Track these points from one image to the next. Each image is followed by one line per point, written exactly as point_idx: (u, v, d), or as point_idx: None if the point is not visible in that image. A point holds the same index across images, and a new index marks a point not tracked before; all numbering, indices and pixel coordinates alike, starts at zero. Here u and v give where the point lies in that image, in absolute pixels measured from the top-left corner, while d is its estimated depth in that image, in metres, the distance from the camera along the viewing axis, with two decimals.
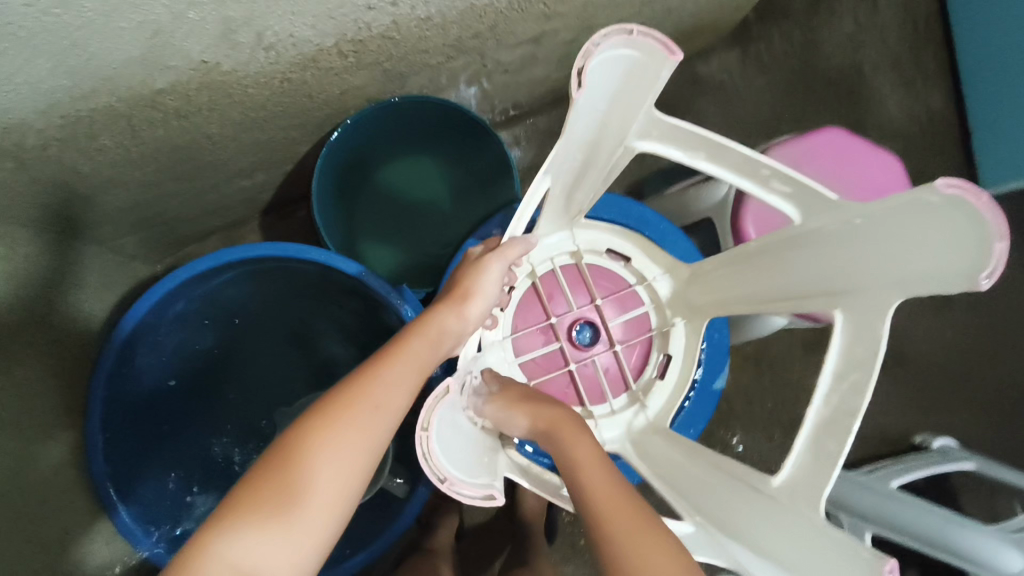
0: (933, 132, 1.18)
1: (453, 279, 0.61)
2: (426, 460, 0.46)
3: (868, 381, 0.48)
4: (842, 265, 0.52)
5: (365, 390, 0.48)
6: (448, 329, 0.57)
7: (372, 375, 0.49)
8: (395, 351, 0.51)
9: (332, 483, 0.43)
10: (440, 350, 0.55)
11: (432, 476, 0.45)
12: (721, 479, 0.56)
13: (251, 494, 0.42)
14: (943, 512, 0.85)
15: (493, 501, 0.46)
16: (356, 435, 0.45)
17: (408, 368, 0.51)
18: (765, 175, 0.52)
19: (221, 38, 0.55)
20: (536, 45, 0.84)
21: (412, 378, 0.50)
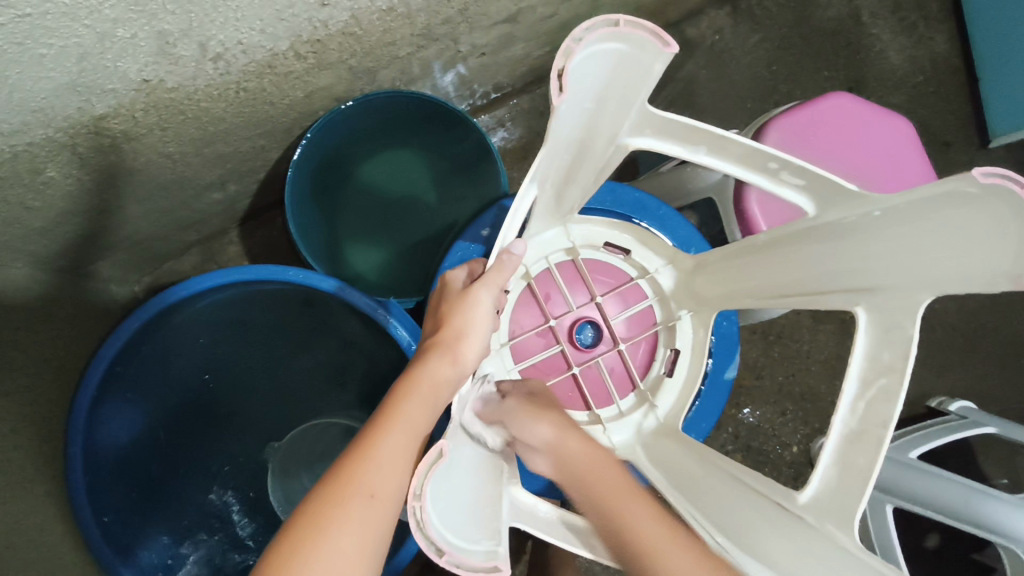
0: (939, 79, 1.12)
1: (438, 319, 0.52)
2: (420, 532, 0.40)
3: (898, 388, 0.44)
4: (864, 259, 0.48)
5: (354, 479, 0.39)
6: (443, 380, 0.47)
7: (361, 456, 0.40)
8: (384, 421, 0.43)
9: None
10: (438, 409, 0.46)
11: (430, 550, 0.40)
12: (740, 490, 0.53)
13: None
14: (964, 482, 0.83)
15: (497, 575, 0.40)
16: (350, 543, 0.36)
17: (404, 441, 0.42)
18: (773, 169, 0.47)
19: (160, 54, 0.50)
20: (513, 24, 0.77)
21: (409, 453, 0.42)
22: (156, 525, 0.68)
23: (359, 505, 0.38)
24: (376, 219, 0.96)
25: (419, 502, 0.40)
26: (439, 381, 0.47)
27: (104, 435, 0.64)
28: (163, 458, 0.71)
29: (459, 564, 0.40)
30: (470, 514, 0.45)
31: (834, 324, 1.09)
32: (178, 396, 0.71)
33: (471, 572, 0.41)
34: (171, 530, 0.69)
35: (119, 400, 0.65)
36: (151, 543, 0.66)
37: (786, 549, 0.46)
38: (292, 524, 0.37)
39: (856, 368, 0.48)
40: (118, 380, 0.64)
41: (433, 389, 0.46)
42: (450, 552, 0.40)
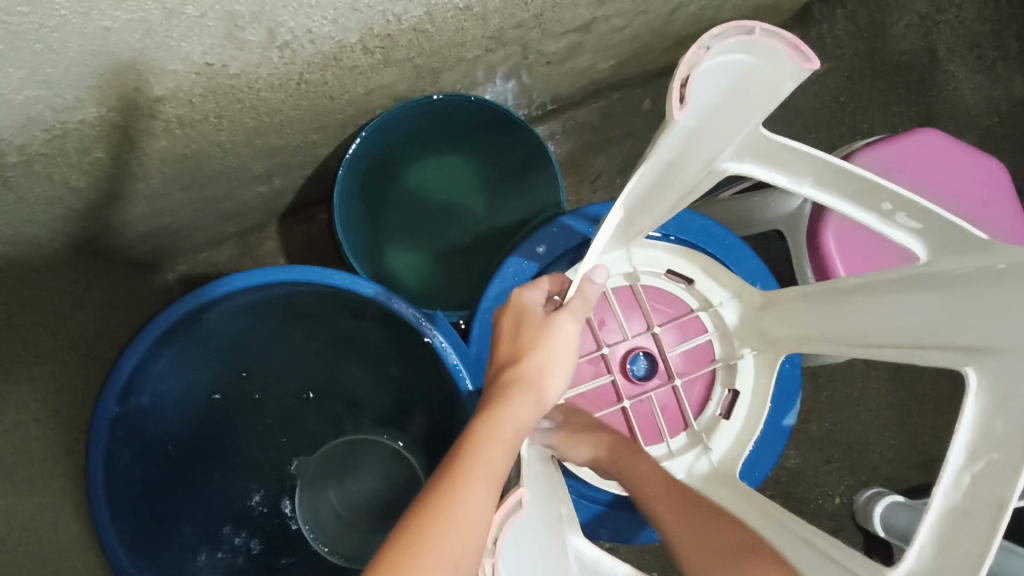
0: (1015, 123, 1.06)
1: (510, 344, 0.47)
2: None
3: (1016, 467, 0.38)
4: (979, 315, 0.43)
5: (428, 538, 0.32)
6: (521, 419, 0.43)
7: (433, 513, 0.33)
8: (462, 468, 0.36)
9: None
10: (517, 453, 0.40)
11: None
12: (815, 559, 0.46)
13: None
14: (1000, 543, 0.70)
15: None
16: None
17: (482, 495, 0.35)
18: (887, 209, 0.42)
19: (227, 38, 0.47)
20: (584, 33, 0.74)
21: (484, 501, 0.35)
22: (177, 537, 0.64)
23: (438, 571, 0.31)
24: (419, 225, 0.92)
25: (492, 559, 0.35)
26: (520, 423, 0.42)
27: (129, 435, 0.60)
28: (187, 463, 0.67)
29: None
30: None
31: (887, 372, 1.03)
32: (207, 397, 0.68)
33: None
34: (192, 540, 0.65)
35: (146, 398, 0.61)
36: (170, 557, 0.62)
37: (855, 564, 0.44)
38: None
39: (964, 439, 0.42)
40: (148, 375, 0.60)
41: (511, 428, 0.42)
42: None
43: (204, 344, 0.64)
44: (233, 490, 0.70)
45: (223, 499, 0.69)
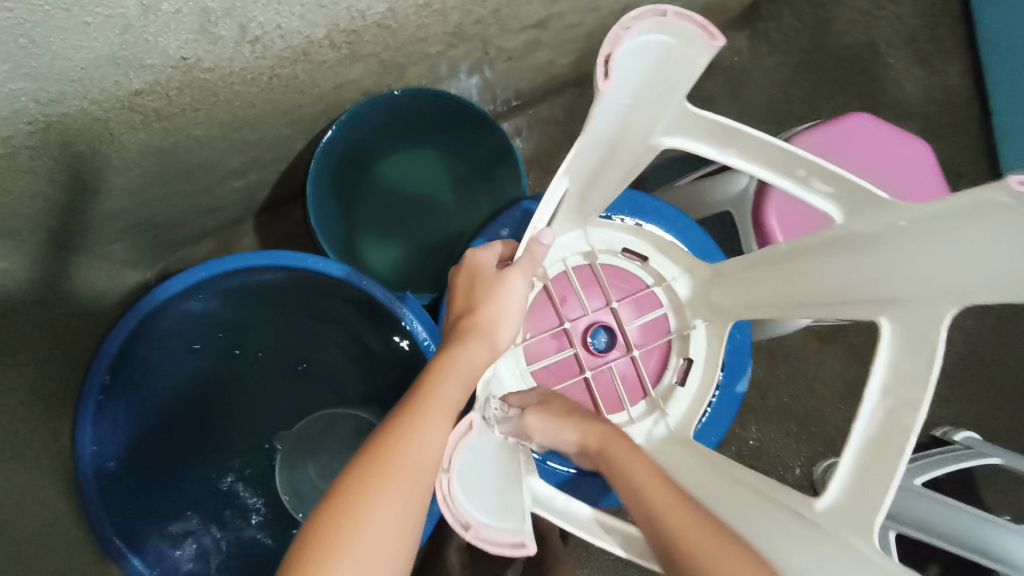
0: (952, 110, 1.13)
1: (467, 301, 0.52)
2: (447, 505, 0.44)
3: (919, 398, 0.44)
4: (888, 270, 0.48)
5: (389, 455, 0.40)
6: (476, 362, 0.48)
7: (394, 438, 0.41)
8: (420, 403, 0.43)
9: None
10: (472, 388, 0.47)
11: (456, 522, 0.43)
12: (756, 501, 0.52)
13: (308, 548, 0.35)
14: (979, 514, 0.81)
15: (523, 550, 0.43)
16: (388, 523, 0.37)
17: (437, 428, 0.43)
18: (802, 175, 0.47)
19: (201, 32, 0.50)
20: (541, 29, 0.78)
21: (441, 422, 0.43)
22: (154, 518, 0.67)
23: (399, 481, 0.39)
24: (391, 219, 0.96)
25: (447, 474, 0.44)
26: (473, 365, 0.48)
27: (112, 420, 0.64)
28: (167, 449, 0.70)
29: (485, 539, 0.44)
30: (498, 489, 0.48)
31: (840, 347, 1.09)
32: (186, 387, 0.71)
33: (495, 546, 0.43)
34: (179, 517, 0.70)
35: (127, 383, 0.65)
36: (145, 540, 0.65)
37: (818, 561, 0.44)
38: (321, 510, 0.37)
39: (878, 379, 0.47)
40: (126, 363, 0.64)
41: (466, 371, 0.47)
42: (475, 528, 0.44)
43: (179, 332, 0.68)
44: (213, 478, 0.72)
45: (202, 483, 0.72)
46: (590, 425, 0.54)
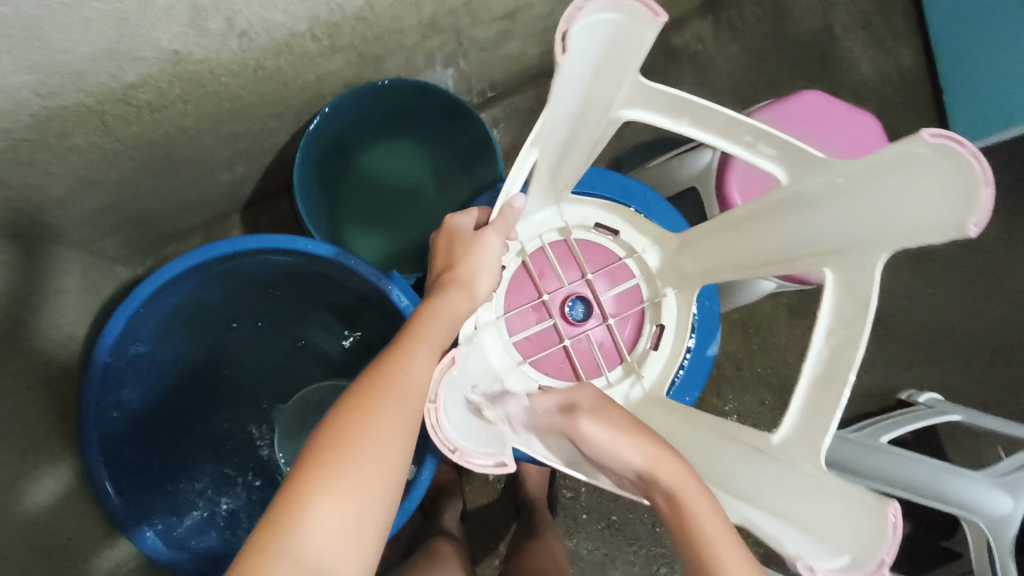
0: (906, 90, 1.19)
1: (449, 258, 0.55)
2: (434, 432, 0.52)
3: (859, 337, 0.48)
4: (830, 225, 0.53)
5: (386, 380, 0.43)
6: (458, 312, 0.52)
7: (388, 365, 0.44)
8: (410, 338, 0.47)
9: (375, 508, 0.38)
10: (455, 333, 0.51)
11: (445, 447, 0.52)
12: (723, 445, 0.57)
13: (320, 461, 0.38)
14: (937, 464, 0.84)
15: (503, 468, 0.51)
16: (389, 436, 0.40)
17: (426, 356, 0.46)
18: (749, 140, 0.52)
19: (191, 26, 0.54)
20: (511, 20, 0.83)
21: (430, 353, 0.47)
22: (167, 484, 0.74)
23: (395, 399, 0.42)
24: (375, 208, 1.00)
25: (434, 404, 0.52)
26: (456, 313, 0.52)
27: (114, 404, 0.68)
28: (171, 421, 0.77)
29: (470, 459, 0.52)
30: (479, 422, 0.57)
31: (809, 319, 1.15)
32: (184, 364, 0.77)
33: (479, 466, 0.52)
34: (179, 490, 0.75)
35: (126, 372, 0.69)
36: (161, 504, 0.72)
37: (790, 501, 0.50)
38: (325, 425, 0.40)
39: (825, 322, 0.51)
40: (125, 350, 0.67)
41: (448, 319, 0.51)
42: (461, 450, 0.52)
43: (173, 319, 0.72)
44: (219, 444, 0.80)
45: (209, 448, 0.79)
46: (668, 457, 0.49)
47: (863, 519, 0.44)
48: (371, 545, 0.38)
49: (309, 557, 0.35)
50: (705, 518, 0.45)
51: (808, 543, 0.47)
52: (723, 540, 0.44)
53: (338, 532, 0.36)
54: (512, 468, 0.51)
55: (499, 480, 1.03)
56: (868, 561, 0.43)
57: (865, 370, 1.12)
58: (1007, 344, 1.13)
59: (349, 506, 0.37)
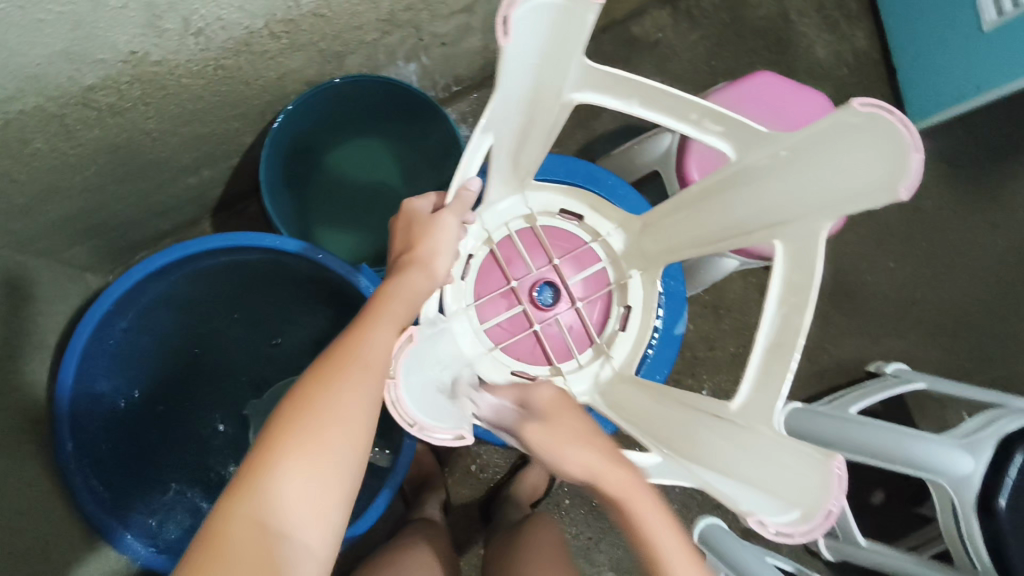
0: (862, 71, 1.22)
1: (405, 239, 0.56)
2: (393, 407, 0.50)
3: (807, 302, 0.50)
4: (778, 197, 0.55)
5: (346, 358, 0.46)
6: (417, 291, 0.53)
7: (348, 343, 0.47)
8: (370, 315, 0.49)
9: (340, 476, 0.42)
10: (414, 311, 0.53)
11: (403, 421, 0.49)
12: (686, 415, 0.60)
13: (280, 434, 0.42)
14: (901, 429, 0.80)
15: (462, 440, 0.50)
16: (349, 411, 0.43)
17: (385, 333, 0.48)
18: (695, 118, 0.54)
19: (148, 27, 0.55)
20: (470, 14, 0.84)
21: (392, 329, 0.49)
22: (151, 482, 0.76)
23: (356, 375, 0.45)
24: (346, 206, 1.01)
25: (393, 381, 0.49)
26: (416, 291, 0.53)
27: (89, 409, 0.69)
28: (153, 419, 0.78)
29: (429, 434, 0.50)
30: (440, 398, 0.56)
31: None
32: (163, 362, 0.78)
33: (437, 439, 0.50)
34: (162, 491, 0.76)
35: (100, 375, 0.70)
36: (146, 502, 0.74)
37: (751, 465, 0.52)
38: (289, 400, 0.43)
39: (776, 290, 0.54)
40: (94, 357, 0.68)
41: (407, 300, 0.52)
42: (420, 424, 0.50)
43: (144, 322, 0.73)
44: (202, 441, 0.82)
45: (193, 444, 0.81)
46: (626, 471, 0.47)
47: (812, 471, 0.46)
48: (335, 509, 0.42)
49: (275, 522, 0.40)
50: (653, 529, 0.46)
51: (763, 501, 0.49)
52: (671, 549, 0.45)
53: (300, 500, 0.40)
54: (472, 439, 0.51)
55: (481, 470, 1.05)
56: (817, 513, 0.45)
57: (835, 345, 1.14)
58: (969, 313, 1.17)
59: (310, 477, 0.41)
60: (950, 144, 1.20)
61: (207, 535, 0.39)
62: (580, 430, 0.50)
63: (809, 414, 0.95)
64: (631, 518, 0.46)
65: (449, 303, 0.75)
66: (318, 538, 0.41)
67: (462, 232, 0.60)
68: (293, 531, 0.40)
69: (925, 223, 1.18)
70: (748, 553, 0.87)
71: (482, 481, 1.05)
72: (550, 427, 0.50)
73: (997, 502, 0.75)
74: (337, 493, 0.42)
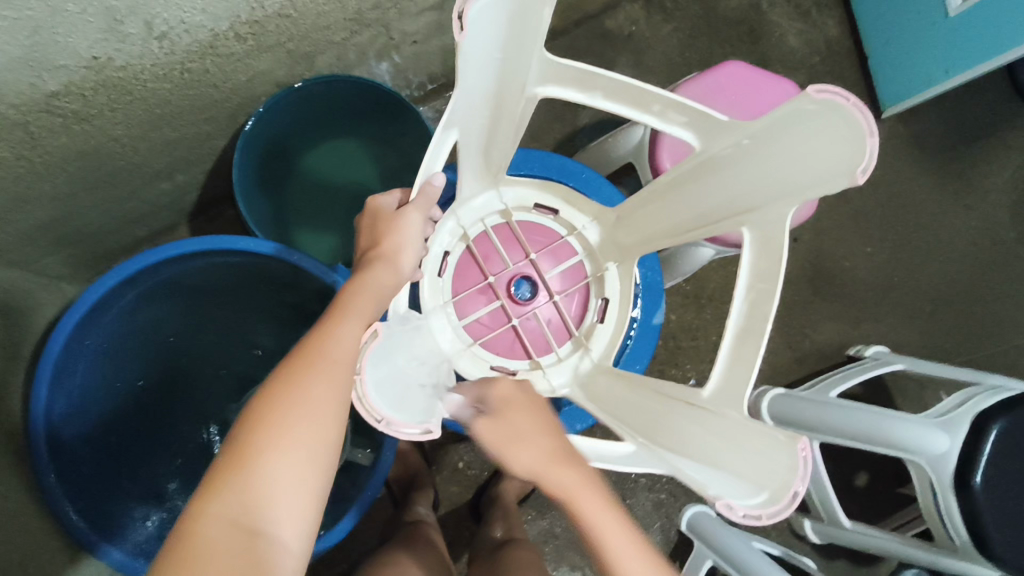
0: (834, 59, 1.23)
1: (371, 237, 0.56)
2: (360, 403, 0.49)
3: (773, 288, 0.51)
4: (744, 185, 0.56)
5: (311, 356, 0.46)
6: (384, 287, 0.53)
7: (314, 342, 0.47)
8: (336, 312, 0.49)
9: (311, 473, 0.42)
10: (382, 307, 0.53)
11: (371, 417, 0.49)
12: (662, 403, 0.60)
13: (248, 436, 0.42)
14: (878, 410, 0.82)
15: (429, 435, 0.50)
16: (317, 408, 0.43)
17: (353, 330, 0.48)
18: (659, 110, 0.55)
19: (109, 31, 0.55)
20: (440, 12, 0.84)
21: (359, 325, 0.49)
22: (138, 486, 0.76)
23: (323, 372, 0.45)
24: (324, 207, 1.00)
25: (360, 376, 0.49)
26: (382, 287, 0.53)
27: (67, 418, 0.69)
28: (136, 425, 0.78)
29: (396, 429, 0.50)
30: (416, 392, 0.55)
31: None
32: (144, 369, 0.78)
33: (405, 434, 0.50)
34: (145, 499, 0.76)
35: (75, 389, 0.70)
36: (132, 507, 0.74)
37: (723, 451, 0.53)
38: (255, 400, 0.44)
39: (745, 276, 0.54)
40: (68, 368, 0.68)
41: (374, 296, 0.52)
42: (387, 419, 0.50)
43: (120, 330, 0.73)
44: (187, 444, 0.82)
45: (179, 447, 0.82)
46: (569, 466, 0.46)
47: (779, 454, 0.47)
48: (309, 506, 0.42)
49: (245, 520, 0.39)
50: (602, 532, 0.44)
51: (733, 486, 0.50)
52: (623, 552, 0.44)
53: (269, 496, 0.40)
54: (439, 434, 0.51)
55: (468, 466, 1.05)
56: (785, 496, 0.46)
57: (816, 330, 1.15)
58: (946, 294, 1.18)
59: (281, 475, 0.41)
60: (923, 128, 1.21)
61: (179, 537, 0.39)
62: (532, 419, 0.49)
63: (790, 399, 0.96)
64: (579, 517, 0.45)
65: (426, 300, 0.75)
66: (292, 536, 0.41)
67: (428, 228, 0.60)
68: (264, 528, 0.40)
69: (901, 207, 1.20)
70: (733, 535, 0.89)
71: (470, 478, 1.05)
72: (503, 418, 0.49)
73: (973, 480, 0.74)
74: (309, 490, 0.42)
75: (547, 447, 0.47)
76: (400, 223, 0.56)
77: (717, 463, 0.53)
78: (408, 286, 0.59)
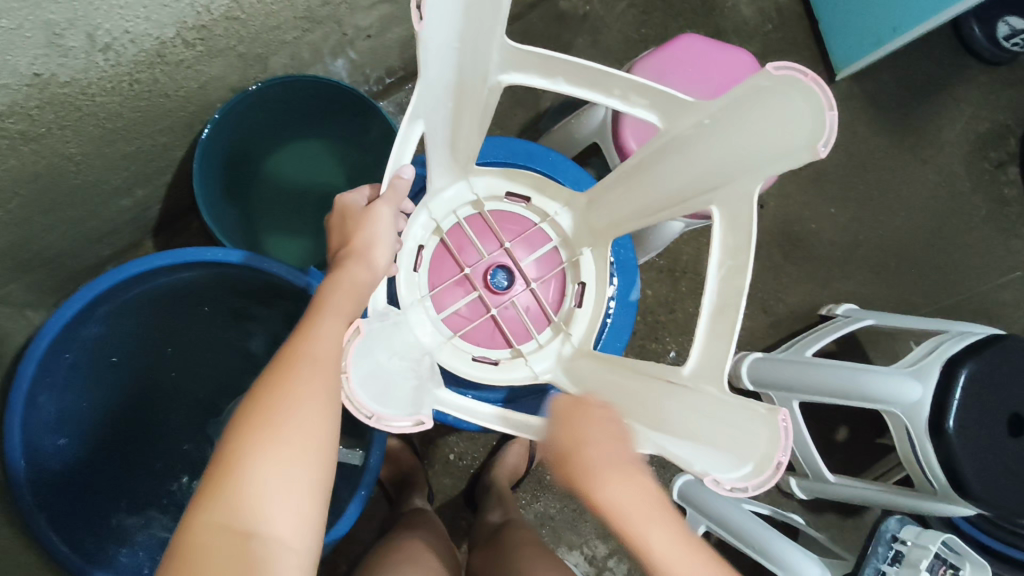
0: (786, 26, 1.25)
1: (342, 236, 0.56)
2: (349, 402, 0.48)
3: (744, 263, 0.52)
4: (710, 160, 0.57)
5: (294, 358, 0.46)
6: (361, 284, 0.53)
7: (296, 343, 0.47)
8: (313, 313, 0.49)
9: (307, 471, 0.42)
10: (360, 303, 0.52)
11: (359, 413, 0.48)
12: (647, 382, 0.62)
13: (238, 438, 0.42)
14: (852, 364, 0.84)
15: (420, 426, 0.49)
16: (305, 404, 0.43)
17: (333, 327, 0.48)
18: (620, 93, 0.55)
19: (49, 46, 0.53)
20: (392, 4, 0.83)
21: (339, 322, 0.49)
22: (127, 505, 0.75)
23: (308, 370, 0.45)
24: (290, 213, 0.99)
25: (345, 373, 0.48)
26: (360, 284, 0.53)
27: (43, 447, 0.68)
28: (119, 445, 0.77)
29: (386, 423, 0.49)
30: (399, 389, 0.54)
31: None
32: (119, 387, 0.77)
33: (396, 427, 0.49)
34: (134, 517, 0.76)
35: (50, 415, 0.69)
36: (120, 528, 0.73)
37: (708, 429, 0.53)
38: (241, 407, 0.43)
39: (717, 250, 0.55)
40: (39, 397, 0.66)
41: (352, 293, 0.52)
42: (376, 415, 0.49)
43: (92, 350, 0.71)
44: (177, 459, 0.81)
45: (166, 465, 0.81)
46: (612, 467, 0.43)
47: (759, 428, 0.48)
48: (308, 503, 0.41)
49: (243, 524, 0.39)
50: (653, 546, 0.41)
51: (714, 462, 0.51)
52: (669, 552, 0.41)
53: (267, 496, 0.40)
54: (431, 423, 0.50)
55: (460, 458, 1.05)
56: (768, 467, 0.46)
57: (789, 293, 1.18)
58: (909, 247, 1.22)
59: (277, 473, 0.41)
60: (876, 88, 1.24)
61: (174, 549, 0.38)
62: (605, 426, 0.47)
63: (771, 363, 0.99)
64: (627, 522, 0.41)
65: (403, 297, 0.75)
66: (294, 536, 0.40)
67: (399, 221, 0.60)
68: (265, 530, 0.39)
69: (860, 166, 1.22)
70: (722, 498, 0.91)
71: (461, 470, 1.05)
72: (569, 423, 0.47)
73: (946, 424, 0.77)
74: (307, 488, 0.42)
75: (587, 445, 0.45)
76: (370, 219, 0.55)
77: (699, 439, 0.54)
78: (385, 281, 0.59)
